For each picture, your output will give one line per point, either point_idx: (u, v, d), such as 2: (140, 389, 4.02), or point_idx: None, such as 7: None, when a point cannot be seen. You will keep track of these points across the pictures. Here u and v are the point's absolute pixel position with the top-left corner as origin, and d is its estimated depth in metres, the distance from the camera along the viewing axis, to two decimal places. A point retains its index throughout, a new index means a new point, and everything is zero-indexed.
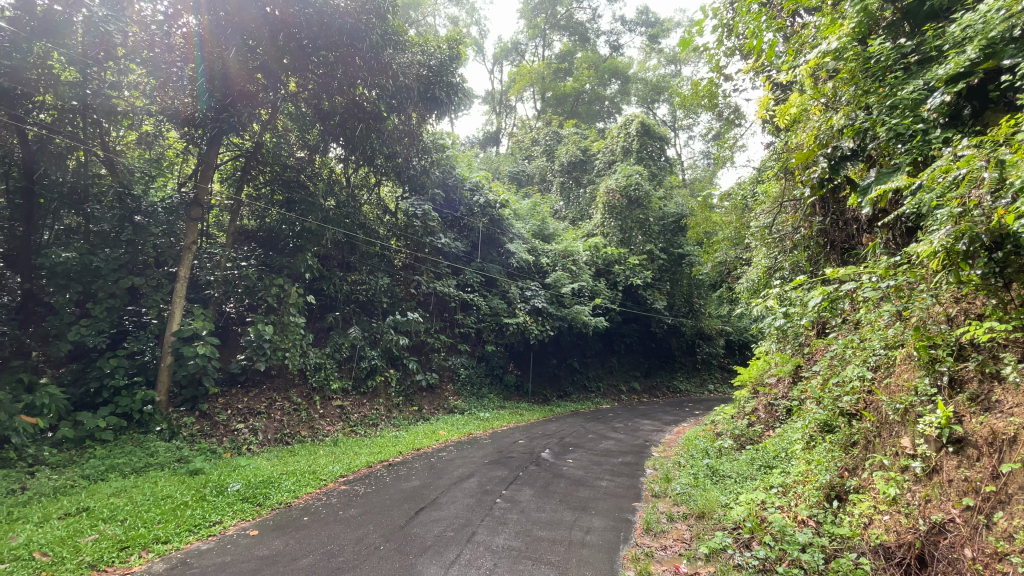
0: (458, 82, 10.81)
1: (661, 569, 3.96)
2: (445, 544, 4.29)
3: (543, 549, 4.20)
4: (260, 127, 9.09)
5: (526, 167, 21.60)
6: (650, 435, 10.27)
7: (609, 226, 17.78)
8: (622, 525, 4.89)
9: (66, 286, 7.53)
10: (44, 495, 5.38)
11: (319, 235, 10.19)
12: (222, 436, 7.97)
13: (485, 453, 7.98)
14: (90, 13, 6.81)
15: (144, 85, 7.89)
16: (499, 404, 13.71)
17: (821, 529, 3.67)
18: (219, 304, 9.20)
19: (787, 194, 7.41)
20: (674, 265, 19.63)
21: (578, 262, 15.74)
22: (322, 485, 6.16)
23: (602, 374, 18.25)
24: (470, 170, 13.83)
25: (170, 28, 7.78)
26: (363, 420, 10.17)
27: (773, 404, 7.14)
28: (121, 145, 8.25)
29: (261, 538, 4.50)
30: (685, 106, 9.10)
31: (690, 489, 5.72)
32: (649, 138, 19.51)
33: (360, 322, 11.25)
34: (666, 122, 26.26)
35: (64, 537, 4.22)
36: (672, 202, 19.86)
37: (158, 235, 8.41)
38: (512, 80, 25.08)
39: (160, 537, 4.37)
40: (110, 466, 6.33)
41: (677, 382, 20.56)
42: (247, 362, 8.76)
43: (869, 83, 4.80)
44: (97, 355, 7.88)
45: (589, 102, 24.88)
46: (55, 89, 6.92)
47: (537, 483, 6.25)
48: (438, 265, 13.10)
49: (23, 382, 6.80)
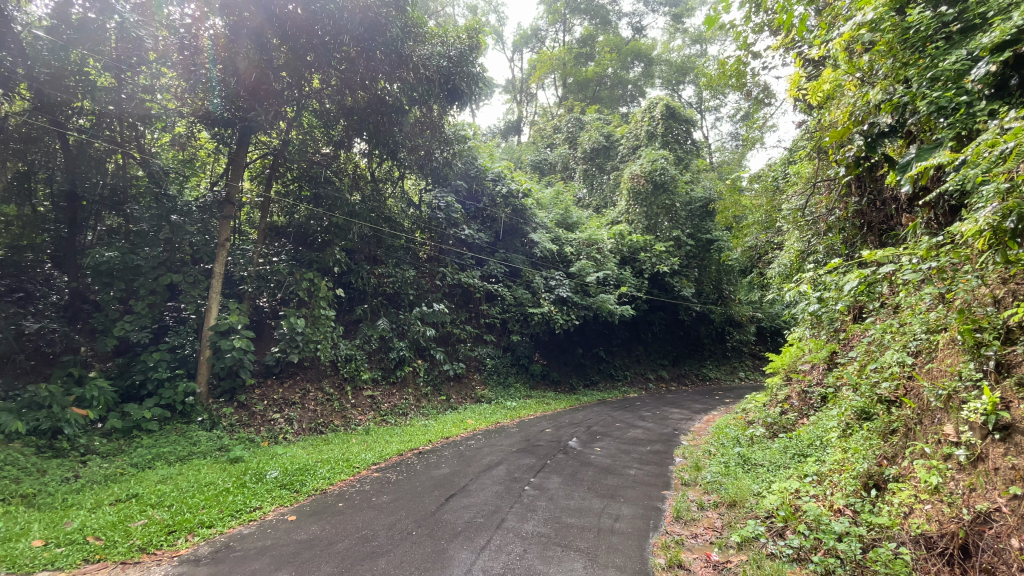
0: (478, 71, 10.76)
1: (692, 556, 3.93)
2: (475, 530, 4.36)
3: (572, 536, 4.24)
4: (287, 124, 9.25)
5: (549, 155, 21.44)
6: (679, 424, 10.17)
7: (635, 213, 17.56)
8: (652, 512, 4.88)
9: (110, 284, 7.88)
10: (97, 483, 5.70)
11: (346, 229, 10.35)
12: (259, 425, 8.26)
13: (513, 442, 8.07)
14: (122, 19, 7.15)
15: (174, 87, 8.24)
16: (526, 393, 13.77)
17: (858, 518, 3.61)
18: (253, 298, 9.38)
19: (821, 174, 7.19)
20: (703, 251, 19.21)
21: (603, 249, 15.56)
22: (355, 472, 6.33)
23: (629, 363, 18.13)
24: (492, 160, 13.82)
25: (197, 30, 7.88)
26: (394, 409, 10.37)
27: (807, 391, 7.01)
28: (157, 147, 8.65)
29: (299, 523, 4.67)
30: (711, 87, 8.83)
31: (721, 477, 5.65)
32: (674, 121, 19.07)
33: (388, 314, 11.46)
34: (692, 104, 25.51)
35: (115, 522, 4.46)
36: (699, 186, 19.35)
37: (194, 233, 8.72)
38: (532, 67, 24.88)
39: (204, 521, 4.59)
40: (156, 455, 6.65)
41: (707, 369, 20.24)
42: (281, 354, 8.99)
43: (908, 55, 4.57)
44: (141, 349, 8.24)
45: (612, 86, 24.41)
46: (93, 95, 7.38)
47: (565, 471, 6.29)
48: (462, 256, 13.22)
49: (74, 375, 7.26)
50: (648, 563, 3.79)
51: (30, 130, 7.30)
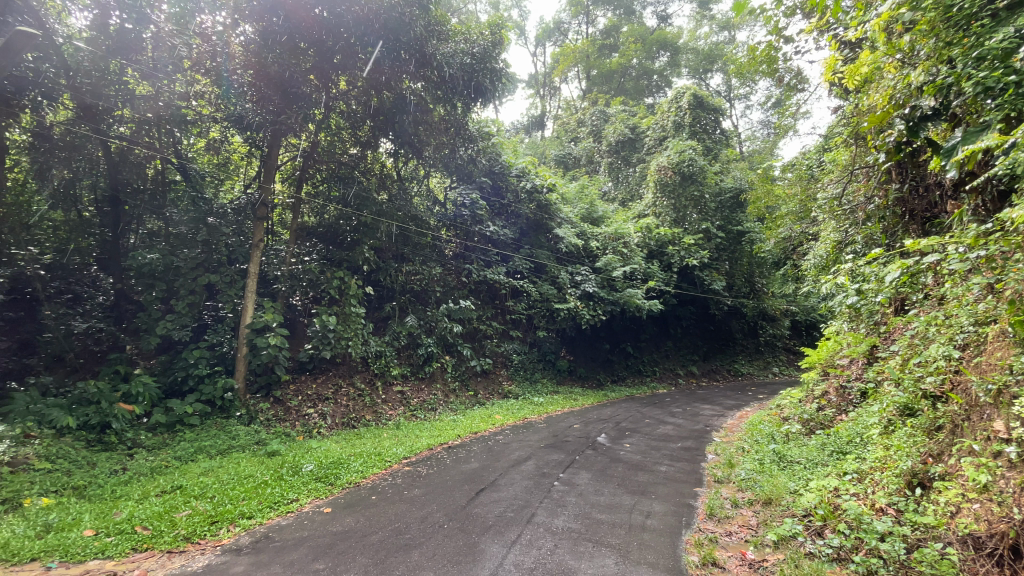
0: (502, 67, 10.71)
1: (726, 554, 3.86)
2: (506, 524, 4.38)
3: (603, 532, 4.22)
4: (316, 126, 9.38)
5: (573, 150, 21.23)
6: (711, 420, 9.97)
7: (662, 205, 17.37)
8: (684, 509, 4.81)
9: (152, 284, 8.24)
10: (143, 475, 5.97)
11: (374, 228, 10.50)
12: (294, 420, 8.48)
13: (541, 437, 8.07)
14: (157, 29, 7.61)
15: (208, 93, 8.50)
16: (553, 388, 13.74)
17: (902, 517, 3.47)
18: (287, 297, 9.56)
19: (859, 161, 6.95)
20: (733, 243, 18.76)
21: (630, 244, 15.36)
22: (387, 466, 6.46)
23: (658, 358, 17.88)
24: (515, 156, 13.79)
25: (228, 37, 8.11)
26: (423, 404, 10.52)
27: (846, 386, 6.80)
28: (192, 151, 8.95)
29: (334, 515, 4.79)
30: (741, 74, 8.60)
31: (756, 474, 5.53)
32: (702, 110, 18.62)
33: (416, 310, 11.64)
34: (721, 93, 24.83)
35: (161, 513, 4.67)
36: (729, 177, 18.87)
37: (230, 235, 9.04)
38: (555, 61, 24.70)
39: (245, 513, 4.76)
40: (198, 448, 6.92)
41: (739, 365, 19.65)
42: (314, 351, 9.20)
43: (951, 34, 4.33)
44: (181, 347, 8.57)
45: (637, 77, 23.96)
46: (132, 103, 7.90)
47: (595, 467, 6.26)
48: (487, 253, 13.26)
49: (120, 372, 7.64)
50: (681, 561, 3.73)
51: (74, 138, 7.71)
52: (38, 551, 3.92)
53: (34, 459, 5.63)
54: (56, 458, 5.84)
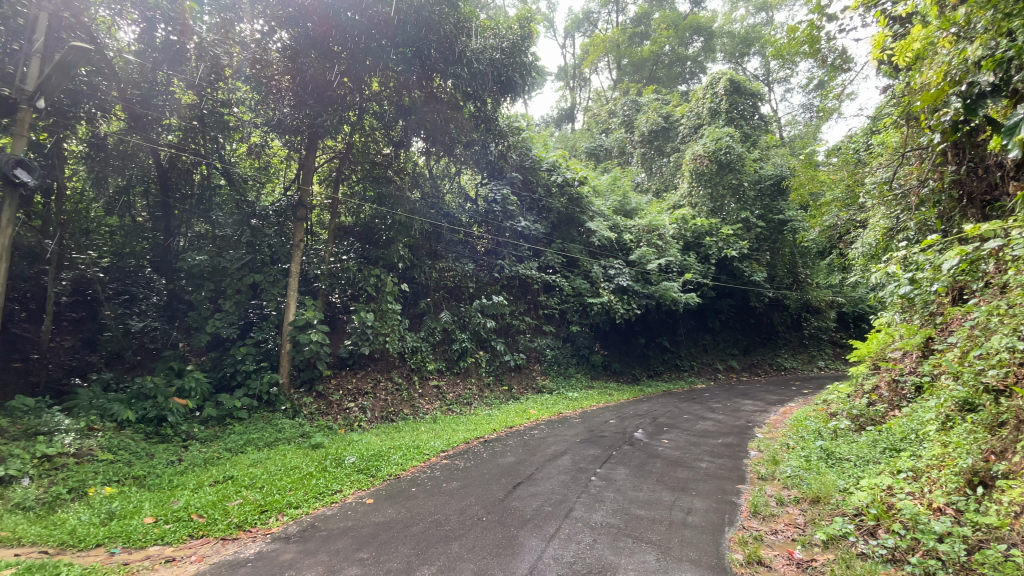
0: (531, 60, 10.69)
1: (773, 553, 3.75)
2: (544, 518, 4.39)
3: (642, 528, 4.17)
4: (351, 128, 9.56)
5: (604, 141, 20.94)
6: (752, 415, 9.70)
7: (699, 195, 16.82)
8: (727, 507, 4.69)
9: (201, 285, 8.63)
10: (197, 466, 6.28)
11: (409, 226, 10.65)
12: (336, 413, 8.74)
13: (577, 432, 8.04)
14: (200, 39, 8.04)
15: (248, 101, 8.78)
16: (588, 382, 13.63)
17: (962, 518, 3.29)
18: (326, 295, 9.83)
19: (912, 143, 6.60)
20: (774, 232, 18.12)
21: (665, 236, 15.06)
22: (426, 459, 6.58)
23: (695, 352, 17.48)
24: (546, 150, 13.74)
25: (266, 44, 8.37)
26: (459, 399, 10.66)
27: (898, 380, 6.47)
28: (235, 157, 9.24)
29: (376, 506, 4.92)
30: (780, 57, 8.25)
31: (803, 471, 5.33)
32: (739, 96, 18.03)
33: (450, 306, 11.85)
34: (759, 76, 23.92)
35: (215, 502, 4.91)
36: (769, 164, 18.19)
37: (272, 236, 9.34)
38: (585, 52, 24.38)
39: (292, 503, 4.95)
40: (247, 440, 7.22)
41: (782, 359, 19.00)
42: (353, 347, 9.44)
43: (1009, 6, 3.90)
44: (230, 344, 8.96)
45: (670, 64, 23.21)
46: (179, 112, 8.36)
47: (633, 462, 6.19)
48: (519, 249, 13.13)
49: (174, 368, 8.06)
50: (725, 559, 3.65)
51: (126, 147, 8.21)
52: (103, 537, 4.19)
53: (98, 450, 6.03)
54: (117, 449, 6.23)
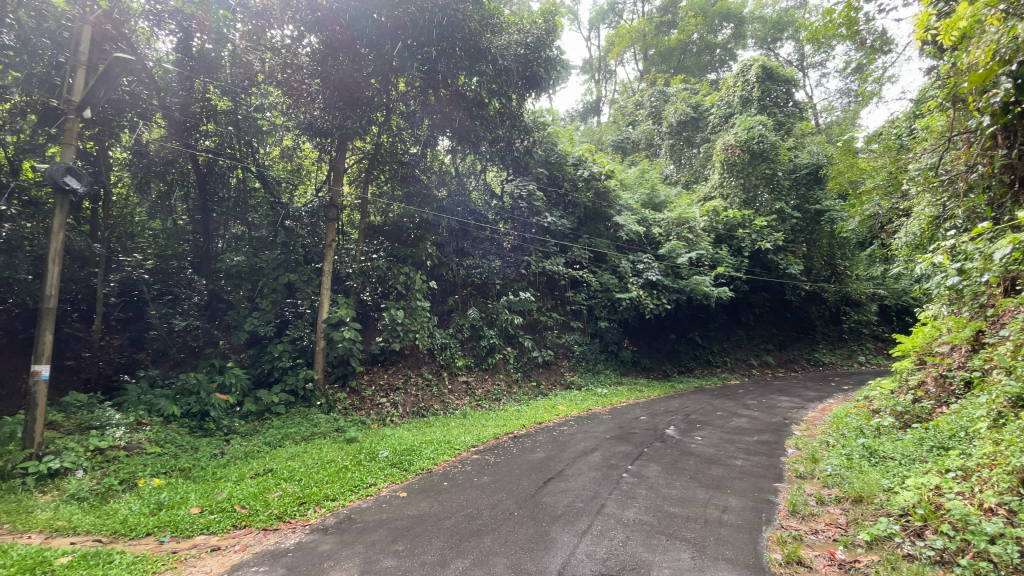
0: (556, 54, 10.63)
1: (813, 553, 3.64)
2: (576, 514, 4.39)
3: (676, 525, 4.12)
4: (379, 129, 9.65)
5: (631, 134, 20.64)
6: (789, 412, 9.43)
7: (730, 185, 16.46)
8: (764, 505, 4.59)
9: (240, 284, 8.92)
10: (239, 458, 6.53)
11: (435, 224, 10.85)
12: (369, 408, 8.92)
13: (607, 428, 7.99)
14: (233, 47, 8.34)
15: (280, 105, 9.00)
16: (617, 378, 13.50)
17: (1016, 519, 3.13)
18: (358, 293, 10.05)
19: (958, 127, 6.30)
20: (811, 223, 17.50)
21: (695, 228, 14.72)
22: (457, 453, 6.66)
23: (728, 347, 17.08)
24: (572, 145, 13.67)
25: (296, 49, 8.54)
26: (488, 394, 10.72)
27: (946, 375, 6.19)
28: (269, 160, 9.55)
29: (409, 499, 5.02)
30: (816, 41, 7.91)
31: (844, 470, 5.16)
32: (772, 83, 17.45)
33: (477, 303, 11.91)
34: (792, 62, 23.10)
35: (256, 493, 5.09)
36: (804, 152, 17.57)
37: (305, 236, 9.51)
38: (611, 43, 24.02)
39: (329, 495, 5.10)
40: (285, 434, 7.44)
41: (820, 354, 18.37)
42: (384, 343, 9.61)
43: None
44: (267, 341, 9.25)
45: (699, 52, 22.64)
46: (215, 117, 8.64)
47: (665, 459, 6.11)
48: (546, 245, 13.05)
49: (215, 365, 8.40)
50: (763, 559, 3.57)
51: (167, 153, 8.63)
52: (152, 527, 4.41)
53: (146, 444, 6.36)
54: (164, 442, 6.55)
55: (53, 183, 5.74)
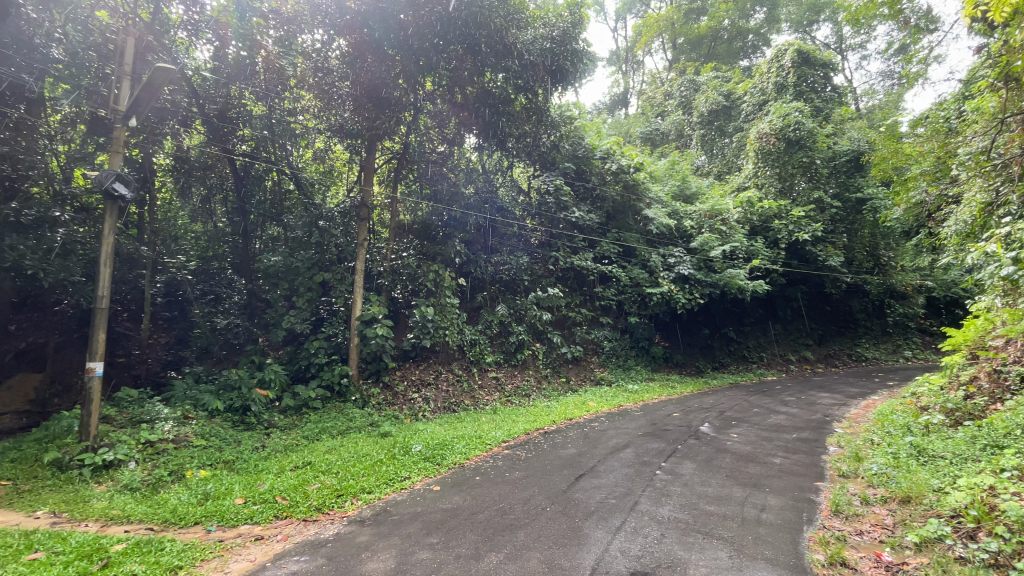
0: (582, 47, 10.53)
1: (858, 555, 3.51)
2: (609, 510, 4.37)
3: (713, 524, 4.05)
4: (407, 128, 9.81)
5: (661, 125, 20.22)
6: (830, 409, 9.10)
7: (766, 175, 15.98)
8: (805, 505, 4.45)
9: (278, 283, 9.19)
10: (279, 451, 6.76)
11: (464, 221, 11.07)
12: (401, 404, 9.08)
13: (639, 425, 7.90)
14: (268, 52, 8.55)
15: (311, 107, 9.22)
16: (648, 374, 13.30)
17: None
18: (389, 291, 10.19)
19: (1011, 107, 5.98)
20: (851, 212, 16.82)
21: (729, 221, 14.39)
22: (489, 448, 6.72)
23: (765, 343, 16.59)
24: (599, 138, 13.47)
25: (326, 53, 8.82)
26: (517, 390, 10.74)
27: (1001, 371, 5.91)
28: (302, 162, 9.76)
29: (443, 493, 5.09)
30: (854, 22, 7.62)
31: (890, 469, 4.96)
32: (809, 67, 16.81)
33: (506, 299, 11.91)
34: (830, 45, 22.18)
35: (296, 485, 5.27)
36: (844, 138, 16.82)
37: (339, 236, 9.72)
38: (638, 33, 23.61)
39: (365, 488, 5.23)
40: (322, 428, 7.66)
41: (862, 349, 17.63)
42: (415, 340, 9.78)
43: None
44: (303, 338, 9.52)
45: (730, 39, 21.99)
46: (250, 123, 8.87)
47: (700, 457, 6.01)
48: (573, 240, 13.01)
49: (255, 362, 8.71)
50: (804, 559, 3.47)
51: (206, 159, 8.96)
52: (200, 516, 4.62)
53: (193, 437, 6.66)
54: (210, 436, 6.84)
55: (103, 189, 6.05)
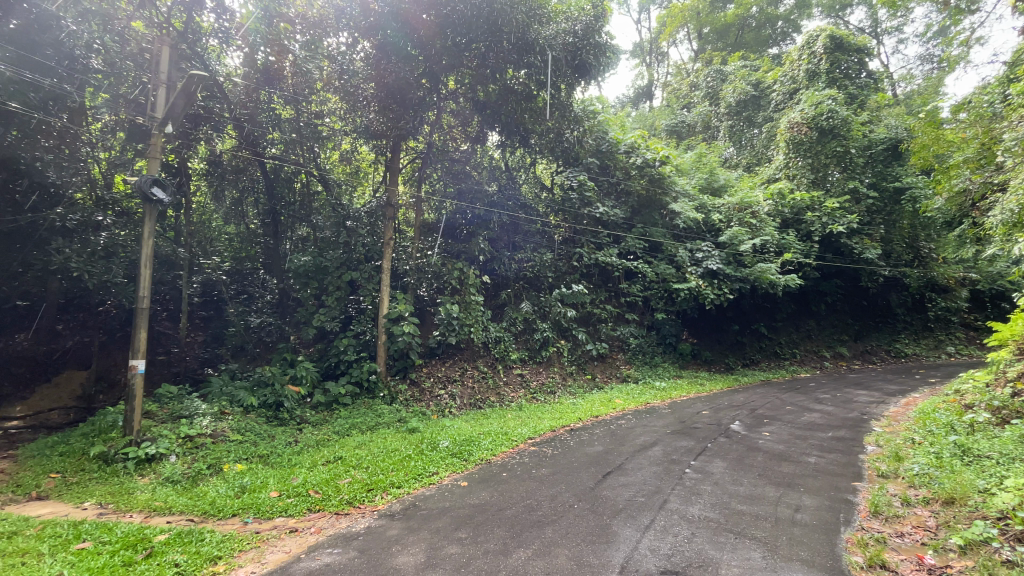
0: (605, 40, 10.43)
1: (898, 557, 3.40)
2: (638, 509, 4.33)
3: (745, 524, 3.97)
4: (431, 127, 9.94)
5: (686, 117, 19.79)
6: (868, 407, 8.79)
7: (797, 165, 15.52)
8: (842, 506, 4.32)
9: (308, 282, 9.40)
10: (311, 446, 6.93)
11: (487, 219, 11.15)
12: (428, 400, 9.20)
13: (667, 423, 7.79)
14: (294, 57, 8.74)
15: (337, 109, 9.40)
16: (676, 372, 13.07)
17: None
18: (415, 289, 10.27)
19: None
20: (889, 202, 16.17)
21: (759, 213, 14.00)
22: (515, 445, 6.75)
23: (797, 339, 16.13)
24: (624, 132, 13.33)
25: (351, 55, 8.92)
26: (542, 387, 10.72)
27: None
28: (329, 164, 9.92)
29: (471, 489, 5.15)
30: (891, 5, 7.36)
31: (932, 469, 4.78)
32: (842, 53, 16.23)
33: (530, 297, 11.92)
34: (864, 29, 21.34)
35: (328, 479, 5.41)
36: (880, 126, 16.15)
37: (366, 236, 9.83)
38: (662, 23, 23.20)
39: (395, 483, 5.32)
40: (352, 424, 7.82)
41: (901, 345, 16.97)
42: (441, 337, 9.89)
43: None
44: (333, 336, 9.73)
45: (759, 27, 21.37)
46: (280, 126, 9.15)
47: (730, 455, 5.90)
48: (598, 236, 12.89)
49: (287, 359, 8.95)
50: (842, 560, 3.38)
51: (238, 162, 9.31)
52: (238, 508, 4.79)
53: (229, 431, 6.89)
54: (245, 431, 7.07)
55: (143, 194, 6.31)
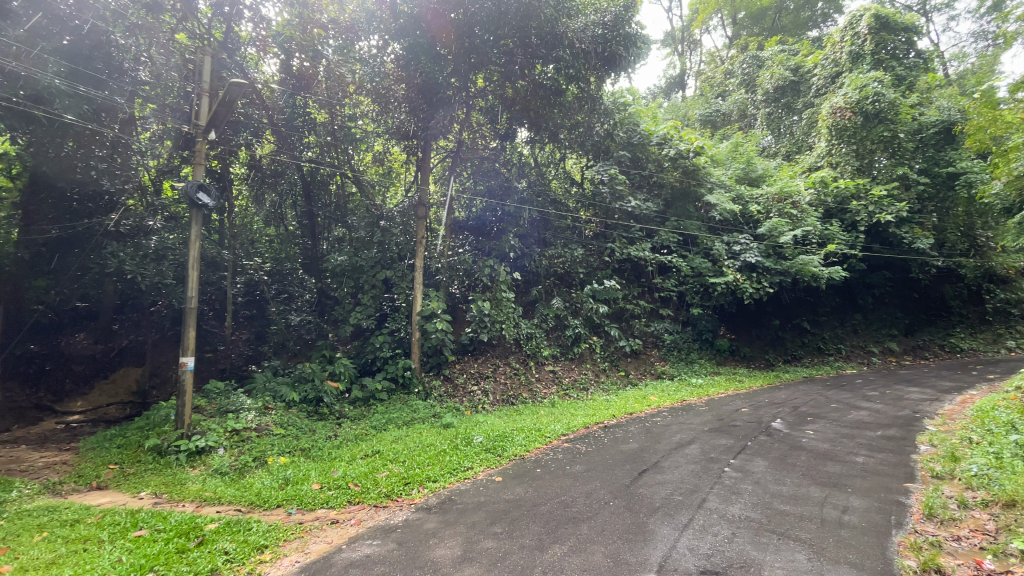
0: (634, 30, 10.16)
1: (955, 562, 3.23)
2: (675, 507, 4.26)
3: (789, 524, 3.86)
4: (460, 125, 10.05)
5: (721, 106, 19.26)
6: (921, 405, 8.33)
7: (841, 152, 14.80)
8: (893, 507, 4.13)
9: (344, 282, 9.65)
10: (350, 440, 7.13)
11: (517, 216, 11.25)
12: (462, 396, 9.30)
13: (704, 421, 7.63)
14: (327, 62, 8.97)
15: (370, 112, 9.53)
16: (713, 368, 12.74)
17: None
18: (447, 287, 10.35)
19: None
20: (943, 187, 15.24)
21: (800, 203, 13.51)
22: (548, 441, 6.75)
23: (842, 334, 15.49)
24: (655, 124, 13.07)
25: (382, 57, 8.95)
26: (575, 384, 10.67)
27: None
28: (362, 165, 10.18)
29: (505, 484, 5.19)
30: None
31: (992, 470, 4.51)
32: (888, 33, 15.44)
33: (561, 293, 11.88)
34: (912, 7, 20.18)
35: (367, 473, 5.56)
36: (932, 108, 15.17)
37: (400, 235, 9.90)
38: (695, 10, 22.61)
39: (431, 477, 5.42)
40: (389, 419, 7.99)
41: (956, 339, 16.05)
42: (473, 334, 9.98)
43: None
44: (369, 333, 9.90)
45: (797, 9, 20.54)
46: (315, 129, 9.43)
47: (772, 454, 5.72)
48: (630, 230, 12.65)
49: (326, 356, 9.22)
50: (893, 564, 3.24)
51: (277, 166, 9.70)
52: (282, 499, 4.99)
53: (273, 425, 7.15)
54: (288, 425, 7.33)
55: (189, 198, 6.61)
